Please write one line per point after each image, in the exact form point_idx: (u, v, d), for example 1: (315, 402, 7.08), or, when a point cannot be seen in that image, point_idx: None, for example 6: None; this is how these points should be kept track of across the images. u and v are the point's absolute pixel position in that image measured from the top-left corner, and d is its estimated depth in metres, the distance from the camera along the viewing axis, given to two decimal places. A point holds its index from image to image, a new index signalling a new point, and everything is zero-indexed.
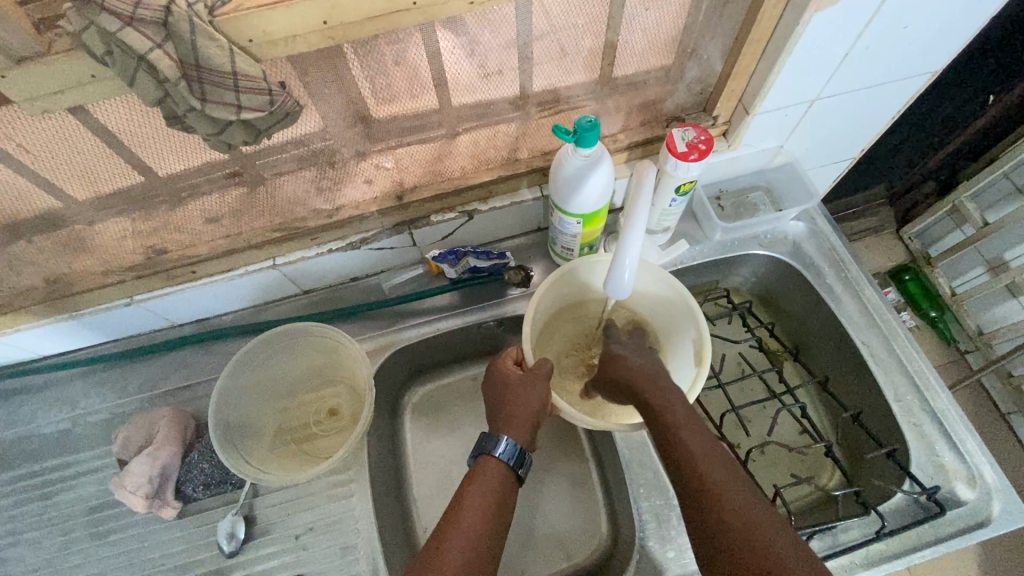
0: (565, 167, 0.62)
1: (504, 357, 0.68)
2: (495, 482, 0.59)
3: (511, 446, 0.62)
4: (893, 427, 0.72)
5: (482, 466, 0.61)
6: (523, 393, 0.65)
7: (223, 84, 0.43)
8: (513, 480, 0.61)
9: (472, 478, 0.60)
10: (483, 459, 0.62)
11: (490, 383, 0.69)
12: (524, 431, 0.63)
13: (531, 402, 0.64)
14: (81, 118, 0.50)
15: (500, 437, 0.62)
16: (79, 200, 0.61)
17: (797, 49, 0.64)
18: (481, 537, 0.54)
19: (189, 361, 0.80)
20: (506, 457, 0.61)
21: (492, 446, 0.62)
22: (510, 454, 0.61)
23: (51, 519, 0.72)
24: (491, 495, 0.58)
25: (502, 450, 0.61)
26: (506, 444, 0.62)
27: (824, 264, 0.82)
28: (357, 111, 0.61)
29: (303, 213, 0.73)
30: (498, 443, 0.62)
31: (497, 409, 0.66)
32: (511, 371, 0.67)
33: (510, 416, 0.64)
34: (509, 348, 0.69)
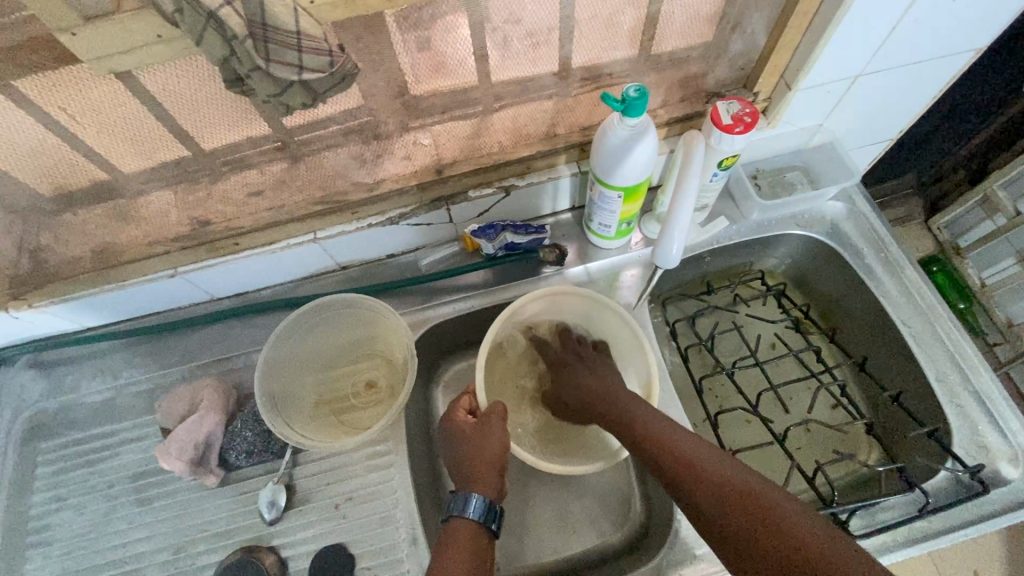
0: (609, 137, 0.62)
1: (455, 406, 0.71)
2: (470, 539, 0.58)
3: (480, 502, 0.60)
4: (934, 407, 0.72)
5: (456, 526, 0.60)
6: (481, 439, 0.66)
7: (287, 43, 0.43)
8: (488, 534, 0.60)
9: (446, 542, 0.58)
10: (454, 521, 0.60)
11: (446, 440, 0.69)
12: (490, 482, 0.63)
13: (492, 447, 0.65)
14: (140, 83, 0.51)
15: (469, 494, 0.61)
16: (127, 168, 0.62)
17: (847, 20, 0.63)
18: None
19: (227, 334, 0.81)
20: (477, 513, 0.60)
21: (460, 505, 0.60)
22: (480, 509, 0.60)
23: (95, 486, 0.74)
24: (467, 552, 0.57)
25: (473, 507, 0.60)
26: (476, 500, 0.60)
27: (864, 245, 0.81)
28: (404, 82, 0.62)
29: (344, 187, 0.73)
30: (467, 501, 0.60)
31: (463, 466, 0.65)
32: (463, 423, 0.69)
33: (474, 470, 0.64)
34: (460, 398, 0.72)
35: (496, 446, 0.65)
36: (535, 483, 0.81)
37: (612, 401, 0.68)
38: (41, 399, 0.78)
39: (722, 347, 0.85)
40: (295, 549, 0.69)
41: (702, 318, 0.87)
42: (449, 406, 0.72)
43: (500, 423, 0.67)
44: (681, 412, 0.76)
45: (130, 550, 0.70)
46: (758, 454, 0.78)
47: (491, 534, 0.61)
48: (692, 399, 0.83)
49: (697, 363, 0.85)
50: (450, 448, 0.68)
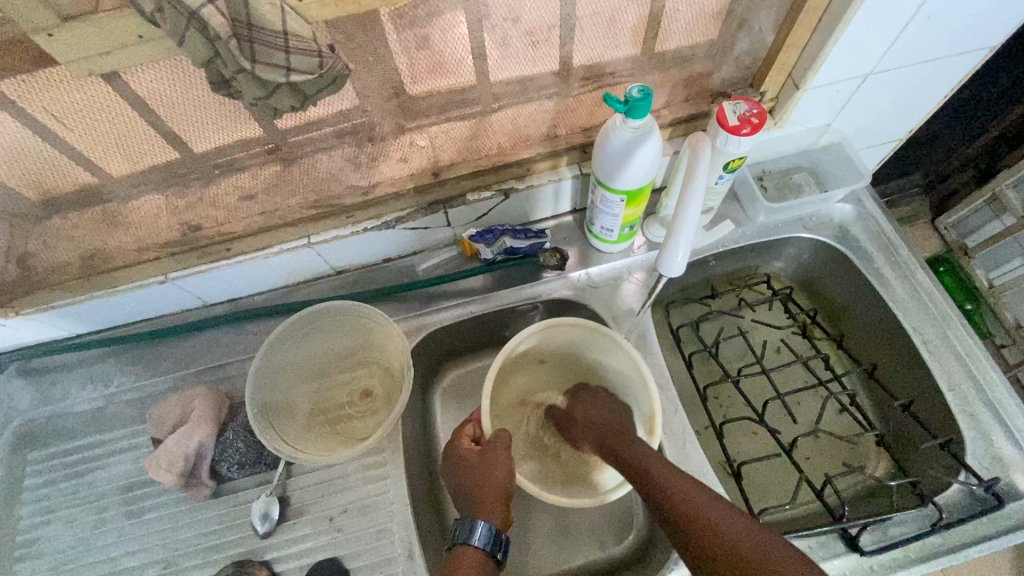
0: (612, 139, 0.60)
1: (460, 435, 0.68)
2: (473, 569, 0.57)
3: (486, 530, 0.59)
4: (946, 416, 0.70)
5: (460, 554, 0.59)
6: (487, 468, 0.64)
7: (273, 44, 0.41)
8: (493, 563, 0.60)
9: (450, 570, 0.57)
10: (459, 550, 0.59)
11: (448, 466, 0.67)
12: (495, 509, 0.62)
13: (497, 476, 0.63)
14: (123, 85, 0.49)
15: (475, 521, 0.60)
16: (114, 173, 0.60)
17: (858, 17, 0.60)
18: None
19: (220, 341, 0.79)
20: (482, 542, 0.59)
21: (466, 533, 0.60)
22: (486, 538, 0.59)
23: (85, 497, 0.72)
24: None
25: (478, 536, 0.59)
26: (482, 529, 0.59)
27: (873, 249, 0.79)
28: (399, 83, 0.59)
29: (339, 190, 0.71)
30: (472, 529, 0.59)
31: (467, 493, 0.64)
32: (467, 451, 0.66)
33: (480, 497, 0.63)
34: (464, 426, 0.69)
35: (502, 476, 0.64)
36: (535, 494, 0.79)
37: (618, 436, 0.65)
38: (30, 408, 0.77)
39: (727, 354, 0.83)
40: (288, 563, 0.67)
41: (707, 324, 0.85)
42: (453, 434, 0.69)
43: (505, 452, 0.65)
44: (685, 421, 0.73)
45: (119, 563, 0.69)
46: (765, 465, 0.76)
47: (496, 563, 0.60)
48: (696, 407, 0.81)
49: (701, 369, 0.83)
50: (453, 476, 0.67)
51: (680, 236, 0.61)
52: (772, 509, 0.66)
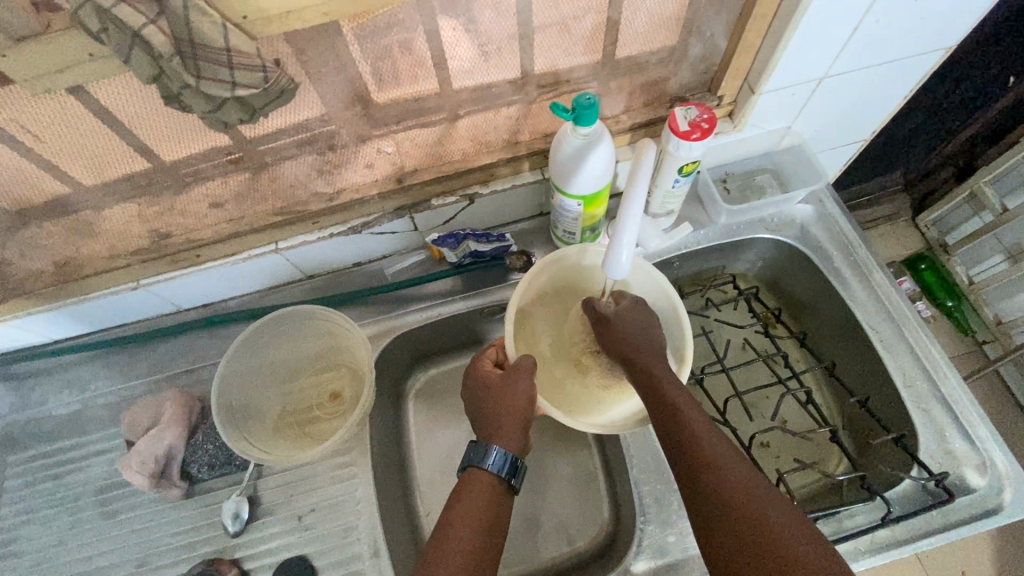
0: (563, 147, 0.61)
1: (482, 358, 0.70)
2: (485, 495, 0.60)
3: (502, 455, 0.62)
4: (900, 413, 0.71)
5: (473, 476, 0.61)
6: (508, 393, 0.65)
7: (217, 61, 0.43)
8: (507, 488, 0.62)
9: (460, 497, 0.60)
10: (473, 472, 0.62)
11: (469, 392, 0.68)
12: (514, 435, 0.64)
13: (518, 402, 0.65)
14: (82, 100, 0.51)
15: (490, 446, 0.62)
16: (84, 183, 0.62)
17: (804, 23, 0.62)
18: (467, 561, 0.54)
19: (194, 345, 0.81)
20: (497, 467, 0.61)
21: (480, 457, 0.62)
22: (501, 462, 0.61)
23: (63, 498, 0.74)
24: (481, 507, 0.58)
25: (492, 461, 0.61)
26: (496, 454, 0.62)
27: (832, 248, 0.80)
28: (357, 93, 0.61)
29: (306, 197, 0.73)
30: (488, 453, 0.61)
31: (483, 417, 0.65)
32: (489, 373, 0.67)
33: (501, 421, 0.64)
34: (487, 350, 0.70)
35: (522, 398, 0.65)
36: None
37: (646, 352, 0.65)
38: (10, 412, 0.79)
39: (692, 353, 0.84)
40: (257, 561, 0.69)
41: None
42: (476, 357, 0.70)
43: (527, 380, 0.65)
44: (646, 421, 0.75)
45: (95, 562, 0.71)
46: None
47: (510, 487, 0.62)
48: None
49: None
50: (473, 398, 0.68)
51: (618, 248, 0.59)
52: None
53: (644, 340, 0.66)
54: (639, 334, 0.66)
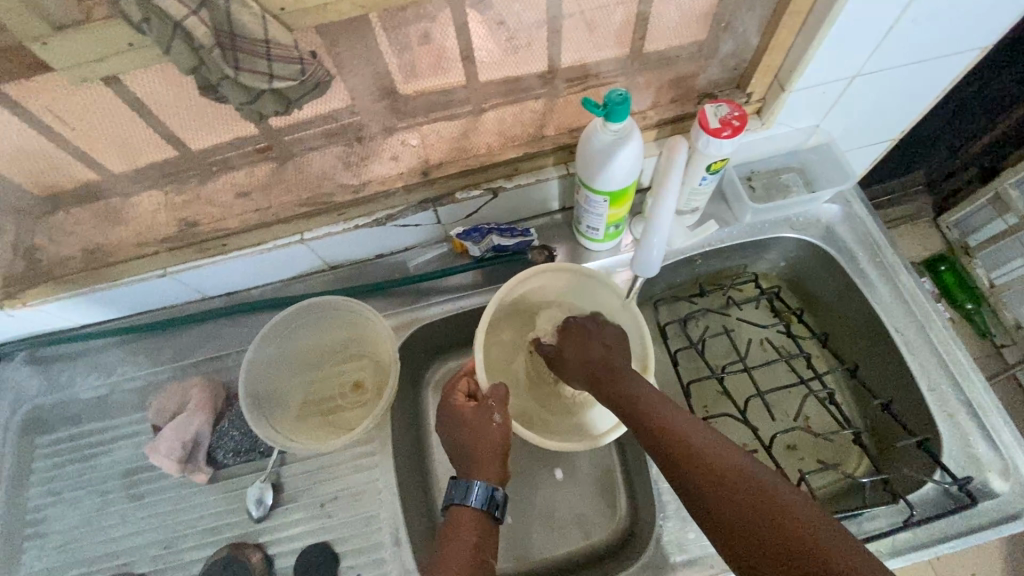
0: (593, 142, 0.61)
1: (451, 388, 0.70)
2: (473, 529, 0.61)
3: (483, 491, 0.62)
4: (924, 417, 0.71)
5: (458, 515, 0.62)
6: (483, 426, 0.66)
7: (256, 52, 0.43)
8: (492, 519, 0.63)
9: (450, 532, 0.61)
10: (457, 509, 0.62)
11: (444, 423, 0.69)
12: (493, 466, 0.65)
13: (493, 435, 0.65)
14: (120, 89, 0.51)
15: (472, 482, 0.62)
16: (116, 170, 0.63)
17: (841, 19, 0.61)
18: None
19: (219, 333, 0.82)
20: (480, 502, 0.62)
21: (463, 493, 0.62)
22: (483, 498, 0.62)
23: (90, 480, 0.75)
24: (471, 544, 0.59)
25: (475, 496, 0.62)
26: (478, 488, 0.62)
27: (858, 249, 0.80)
28: (386, 86, 0.62)
29: (331, 188, 0.73)
30: (469, 490, 0.62)
31: (461, 449, 0.66)
32: (461, 406, 0.68)
33: (479, 454, 0.65)
34: (457, 381, 0.71)
35: (498, 427, 0.65)
36: (522, 485, 0.82)
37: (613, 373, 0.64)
38: (39, 394, 0.80)
39: (712, 352, 0.84)
40: (281, 546, 0.70)
41: (694, 321, 0.86)
42: (448, 389, 0.70)
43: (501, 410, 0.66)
44: None
45: (122, 544, 0.72)
46: None
47: (496, 519, 0.63)
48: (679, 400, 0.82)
49: (687, 367, 0.84)
50: (447, 429, 0.68)
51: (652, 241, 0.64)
52: None
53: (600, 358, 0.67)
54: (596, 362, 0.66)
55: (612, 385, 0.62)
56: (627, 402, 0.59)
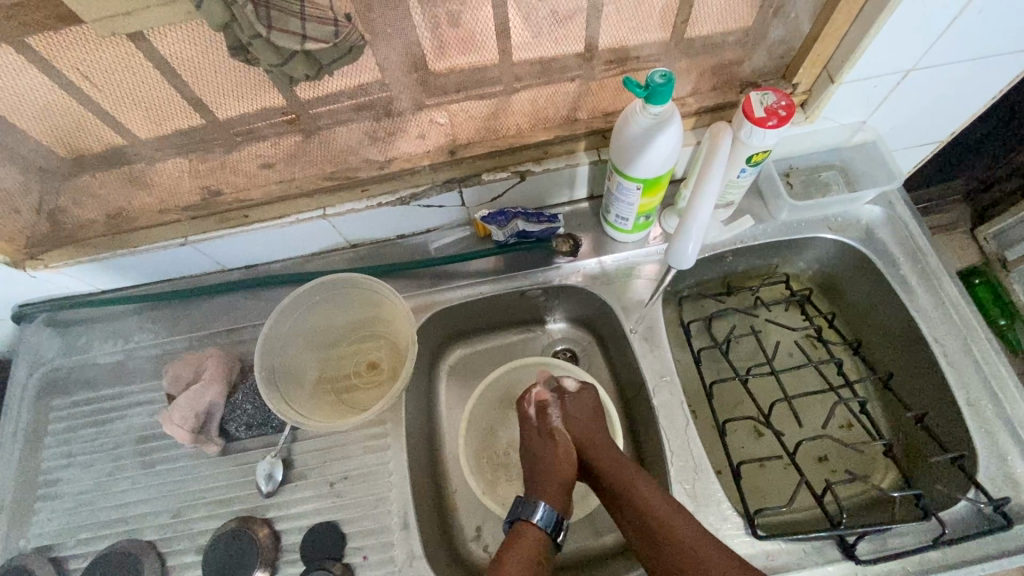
0: (630, 126, 0.58)
1: (528, 403, 0.75)
2: (535, 548, 0.63)
3: (548, 512, 0.65)
4: (960, 432, 0.67)
5: (524, 530, 0.64)
6: (544, 454, 0.71)
7: (290, 11, 0.41)
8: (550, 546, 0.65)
9: (513, 542, 0.63)
10: (520, 525, 0.64)
11: (528, 451, 0.73)
12: (557, 496, 0.68)
13: (559, 466, 0.69)
14: (150, 46, 0.50)
15: (536, 503, 0.65)
16: (142, 134, 0.62)
17: (903, 6, 0.57)
18: None
19: (237, 305, 0.81)
20: (545, 523, 0.64)
21: (528, 511, 0.65)
22: (546, 518, 0.65)
23: (103, 445, 0.75)
24: (530, 558, 0.61)
25: (540, 516, 0.64)
26: (544, 509, 0.65)
27: (898, 253, 0.76)
28: (420, 56, 0.59)
29: (356, 163, 0.71)
30: (535, 508, 0.65)
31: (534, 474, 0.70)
32: (537, 438, 0.73)
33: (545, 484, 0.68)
34: (529, 403, 0.75)
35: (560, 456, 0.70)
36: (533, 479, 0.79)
37: (586, 430, 0.71)
38: (57, 356, 0.80)
39: (737, 353, 0.81)
40: (289, 523, 0.69)
41: (719, 320, 0.84)
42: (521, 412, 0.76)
43: (552, 447, 0.71)
44: (686, 413, 0.71)
45: (131, 511, 0.72)
46: (763, 467, 0.74)
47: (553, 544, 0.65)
48: (700, 398, 0.79)
49: (710, 367, 0.81)
50: (529, 454, 0.72)
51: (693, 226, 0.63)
52: (768, 510, 0.64)
53: (585, 425, 0.72)
54: (578, 422, 0.72)
55: (580, 425, 0.72)
56: (582, 440, 0.71)
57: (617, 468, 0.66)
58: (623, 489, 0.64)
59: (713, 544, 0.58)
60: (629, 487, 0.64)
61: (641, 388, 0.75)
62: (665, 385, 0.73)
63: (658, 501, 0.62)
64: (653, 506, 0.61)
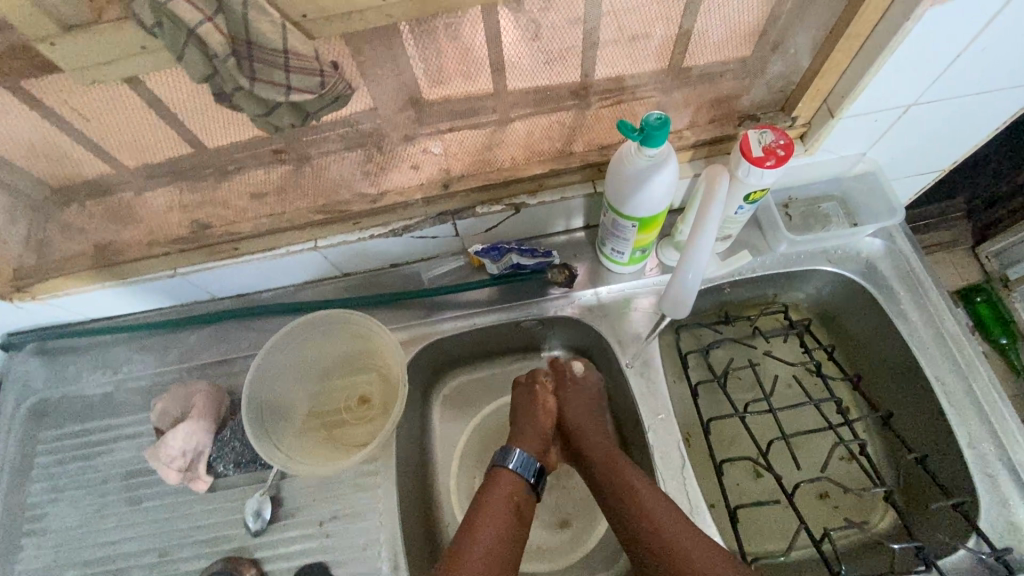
0: (626, 167, 0.57)
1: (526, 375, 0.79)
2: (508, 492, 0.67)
3: (524, 460, 0.69)
4: (961, 475, 0.66)
5: (500, 475, 0.68)
6: (532, 416, 0.75)
7: (275, 63, 0.40)
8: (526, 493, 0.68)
9: (491, 486, 0.67)
10: (498, 471, 0.69)
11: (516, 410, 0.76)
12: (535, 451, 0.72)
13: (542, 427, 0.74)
14: (133, 89, 0.49)
15: (513, 449, 0.70)
16: (130, 164, 0.60)
17: (904, 45, 0.56)
18: (500, 538, 0.62)
19: (228, 335, 0.80)
20: (521, 469, 0.69)
21: (505, 459, 0.69)
22: (521, 463, 0.69)
23: (90, 480, 0.74)
24: (505, 501, 0.65)
25: (516, 462, 0.69)
26: (520, 455, 0.69)
27: (898, 287, 0.75)
28: (411, 94, 0.58)
29: (348, 196, 0.70)
30: (512, 455, 0.69)
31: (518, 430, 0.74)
32: (530, 402, 0.76)
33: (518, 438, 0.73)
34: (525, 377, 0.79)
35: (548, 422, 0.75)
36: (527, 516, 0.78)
37: (582, 413, 0.75)
38: (45, 387, 0.79)
39: (735, 386, 0.80)
40: (277, 564, 0.68)
41: (717, 351, 0.82)
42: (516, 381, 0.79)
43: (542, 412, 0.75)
44: (683, 453, 0.70)
45: (118, 549, 0.70)
46: (760, 507, 0.73)
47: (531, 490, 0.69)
48: (696, 432, 0.78)
49: (707, 401, 0.80)
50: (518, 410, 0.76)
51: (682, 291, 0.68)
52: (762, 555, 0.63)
53: (582, 408, 0.76)
54: (576, 404, 0.76)
55: (575, 403, 0.76)
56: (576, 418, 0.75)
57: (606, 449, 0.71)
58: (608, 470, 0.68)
59: (690, 528, 0.61)
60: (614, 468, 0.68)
61: (637, 424, 0.74)
62: (661, 424, 0.72)
63: (649, 496, 0.64)
64: (634, 486, 0.65)
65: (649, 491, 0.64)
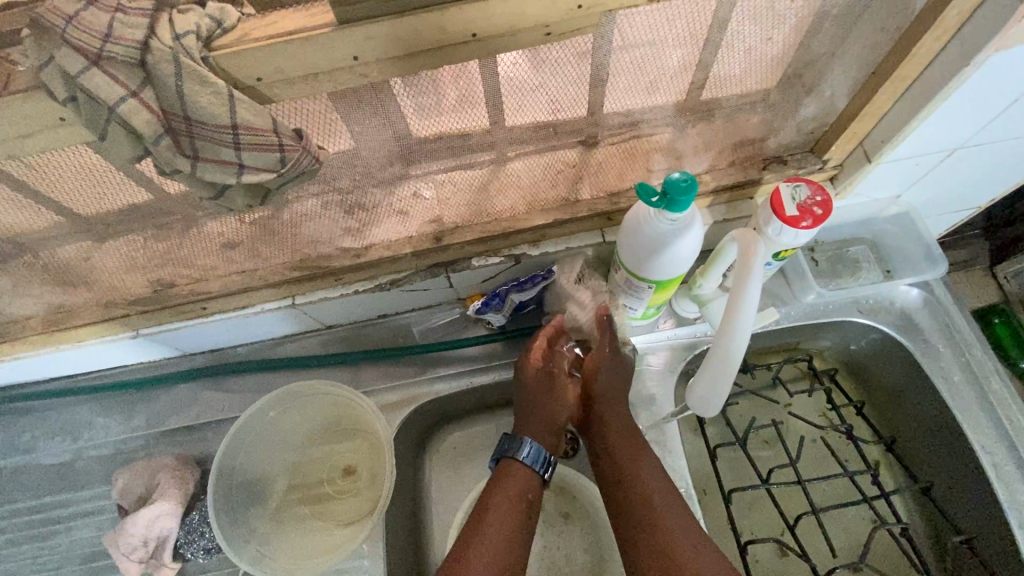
0: (645, 230, 0.50)
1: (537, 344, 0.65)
2: (517, 493, 0.56)
3: (537, 451, 0.58)
4: (1013, 562, 0.60)
5: (510, 468, 0.58)
6: (547, 394, 0.62)
7: (221, 141, 0.35)
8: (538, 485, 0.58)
9: (496, 483, 0.57)
10: (507, 463, 0.58)
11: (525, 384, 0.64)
12: (549, 435, 0.60)
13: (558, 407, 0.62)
14: (62, 158, 0.41)
15: (524, 439, 0.59)
16: (83, 211, 0.50)
17: (959, 92, 0.49)
18: (506, 549, 0.53)
19: (197, 398, 0.72)
20: (532, 461, 0.58)
21: (515, 449, 0.59)
22: (534, 456, 0.58)
23: (45, 563, 0.67)
24: (513, 503, 0.55)
25: (527, 453, 0.58)
26: (531, 447, 0.58)
27: (938, 342, 0.68)
28: (393, 150, 0.50)
29: (327, 252, 0.63)
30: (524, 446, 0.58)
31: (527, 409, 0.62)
32: (544, 375, 0.63)
33: (531, 415, 0.61)
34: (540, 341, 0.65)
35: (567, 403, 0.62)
36: None
37: (602, 388, 0.63)
38: None
39: (757, 448, 0.73)
40: None
41: (737, 406, 0.74)
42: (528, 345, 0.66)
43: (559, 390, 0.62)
44: None
45: None
46: None
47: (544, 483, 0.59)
48: (715, 501, 0.70)
49: (728, 467, 0.72)
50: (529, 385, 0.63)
51: (731, 355, 0.53)
52: None
53: (604, 382, 0.63)
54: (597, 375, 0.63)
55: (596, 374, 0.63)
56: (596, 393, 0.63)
57: (627, 437, 0.60)
58: (625, 471, 0.58)
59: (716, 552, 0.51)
60: (632, 466, 0.57)
61: None
62: None
63: (663, 500, 0.55)
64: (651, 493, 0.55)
65: (670, 506, 0.54)
